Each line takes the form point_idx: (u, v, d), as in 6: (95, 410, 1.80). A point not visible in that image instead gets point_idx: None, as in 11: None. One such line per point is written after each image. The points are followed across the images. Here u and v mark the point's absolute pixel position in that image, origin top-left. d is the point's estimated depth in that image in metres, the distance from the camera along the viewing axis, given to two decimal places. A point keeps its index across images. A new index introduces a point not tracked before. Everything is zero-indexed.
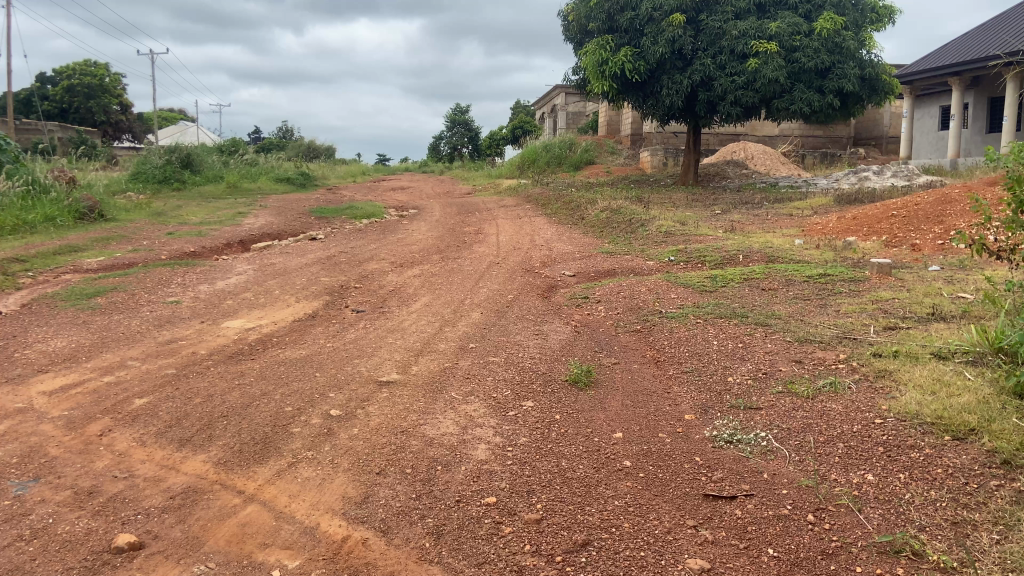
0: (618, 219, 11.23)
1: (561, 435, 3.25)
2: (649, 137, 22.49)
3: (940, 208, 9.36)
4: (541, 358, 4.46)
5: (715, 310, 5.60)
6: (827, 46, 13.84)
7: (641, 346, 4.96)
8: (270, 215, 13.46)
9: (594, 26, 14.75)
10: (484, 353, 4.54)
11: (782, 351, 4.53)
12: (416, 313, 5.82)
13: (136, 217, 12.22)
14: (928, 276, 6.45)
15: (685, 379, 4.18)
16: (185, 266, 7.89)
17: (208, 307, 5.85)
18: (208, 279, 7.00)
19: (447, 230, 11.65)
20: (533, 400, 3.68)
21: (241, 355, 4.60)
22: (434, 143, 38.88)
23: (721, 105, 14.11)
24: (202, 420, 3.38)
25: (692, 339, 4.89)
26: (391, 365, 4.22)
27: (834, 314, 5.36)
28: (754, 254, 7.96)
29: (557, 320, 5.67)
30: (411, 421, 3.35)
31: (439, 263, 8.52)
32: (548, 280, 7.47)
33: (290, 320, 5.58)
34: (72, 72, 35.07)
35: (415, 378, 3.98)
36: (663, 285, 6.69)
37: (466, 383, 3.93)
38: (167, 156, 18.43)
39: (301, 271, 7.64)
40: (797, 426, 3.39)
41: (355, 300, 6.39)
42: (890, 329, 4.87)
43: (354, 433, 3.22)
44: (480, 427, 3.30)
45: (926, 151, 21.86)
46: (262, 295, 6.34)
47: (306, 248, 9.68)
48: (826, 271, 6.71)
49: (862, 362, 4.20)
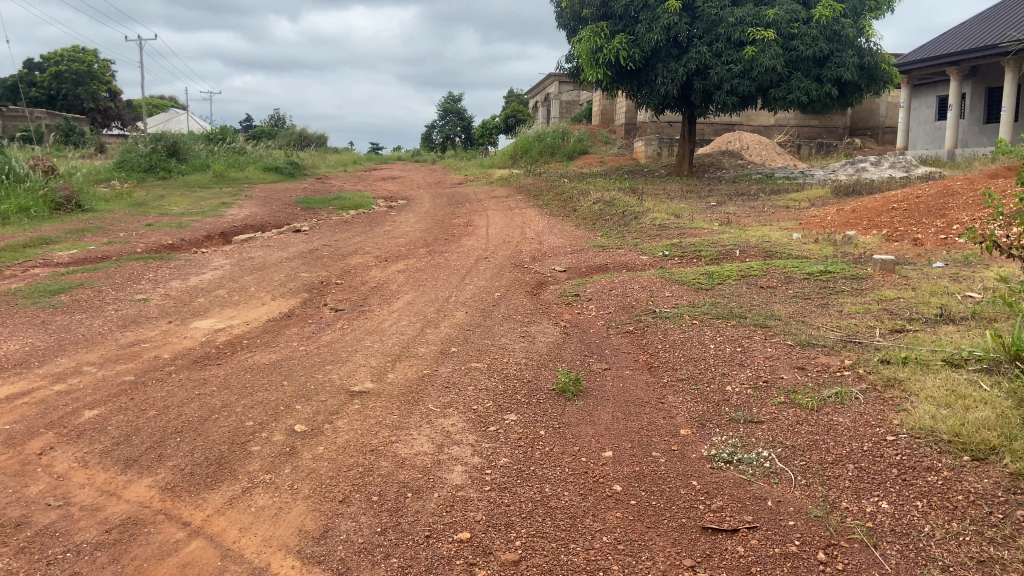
0: (611, 211, 10.95)
1: (545, 454, 2.98)
2: (643, 126, 22.17)
3: (942, 201, 9.11)
4: (527, 364, 4.18)
5: (711, 310, 5.33)
6: (825, 34, 13.55)
7: (633, 349, 4.69)
8: (256, 205, 13.12)
9: (588, 12, 14.40)
10: (467, 358, 4.26)
11: (783, 356, 4.26)
12: (396, 313, 5.53)
13: (117, 207, 11.88)
14: (933, 273, 6.21)
15: (681, 388, 3.90)
16: (159, 260, 7.56)
17: (178, 306, 5.54)
18: (181, 275, 6.68)
19: (436, 222, 11.35)
20: (516, 413, 3.41)
21: (208, 359, 4.30)
22: (426, 132, 38.42)
23: (717, 94, 13.81)
24: (154, 436, 3.09)
25: (689, 343, 4.61)
26: (365, 373, 3.92)
27: (836, 315, 5.09)
28: (750, 249, 7.68)
29: (545, 321, 5.39)
30: (382, 439, 3.06)
31: (425, 258, 8.22)
32: (538, 276, 7.19)
33: (263, 319, 5.28)
34: (60, 58, 34.54)
35: (390, 388, 3.70)
36: (656, 282, 6.41)
37: (445, 392, 3.65)
38: (153, 144, 18.04)
39: (280, 266, 7.32)
40: (801, 443, 3.13)
41: (334, 298, 6.09)
42: (897, 332, 4.61)
43: (318, 452, 2.94)
44: (457, 445, 3.02)
45: (923, 142, 21.63)
46: (236, 292, 6.02)
47: (288, 241, 9.37)
48: (827, 268, 6.46)
49: (869, 370, 3.94)
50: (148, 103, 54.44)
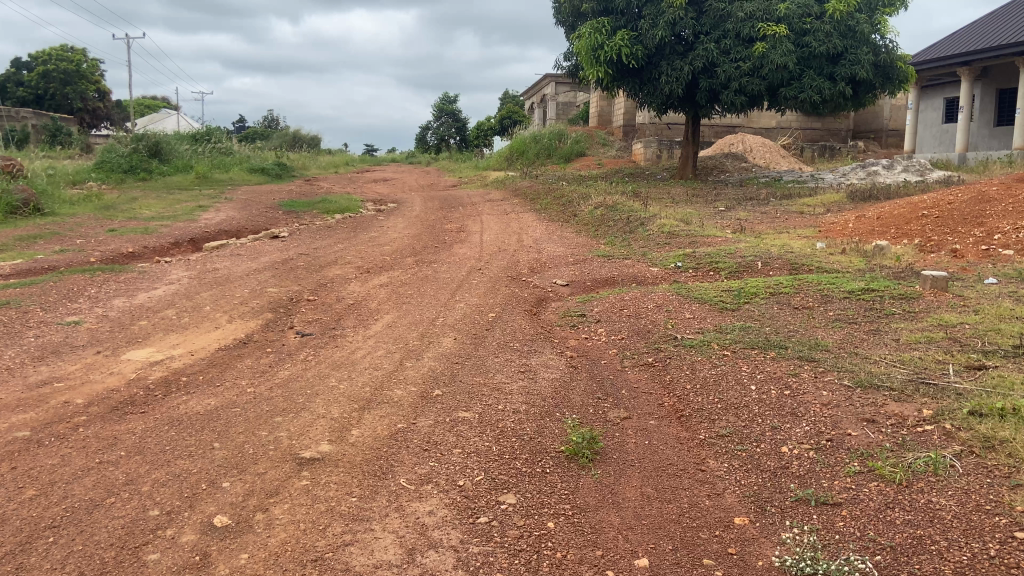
0: (614, 217, 10.13)
1: (557, 567, 2.17)
2: (641, 129, 21.40)
3: (978, 207, 8.31)
4: (527, 415, 3.34)
5: (742, 338, 4.49)
6: (839, 29, 12.74)
7: (655, 389, 3.88)
8: (234, 209, 12.24)
9: (588, 7, 13.61)
10: (454, 406, 3.41)
11: (842, 403, 3.42)
12: (372, 339, 4.70)
13: (81, 211, 11.01)
14: (990, 292, 5.39)
15: (724, 449, 3.09)
16: (110, 273, 6.71)
17: (113, 331, 4.69)
18: (128, 291, 5.82)
19: (426, 228, 10.52)
20: (515, 492, 2.59)
21: (129, 407, 3.47)
22: (420, 133, 37.52)
23: (724, 93, 12.99)
24: (19, 535, 2.29)
25: (724, 383, 3.77)
26: (321, 430, 3.06)
27: (894, 346, 4.25)
28: (774, 260, 6.86)
29: (548, 350, 4.55)
30: (330, 540, 2.23)
31: (412, 269, 7.39)
32: (537, 291, 6.38)
33: (212, 348, 4.43)
34: (48, 57, 33.53)
35: (351, 451, 2.86)
36: (673, 300, 5.59)
37: (422, 459, 2.81)
38: (133, 144, 17.17)
39: (246, 279, 6.47)
40: (902, 543, 2.32)
41: (303, 319, 5.27)
42: (976, 369, 3.77)
43: (239, 564, 2.12)
44: (434, 550, 2.21)
45: (931, 146, 20.86)
46: (188, 312, 5.18)
47: (262, 248, 8.55)
48: (867, 284, 5.63)
49: (960, 426, 3.09)
50: (137, 104, 53.37)
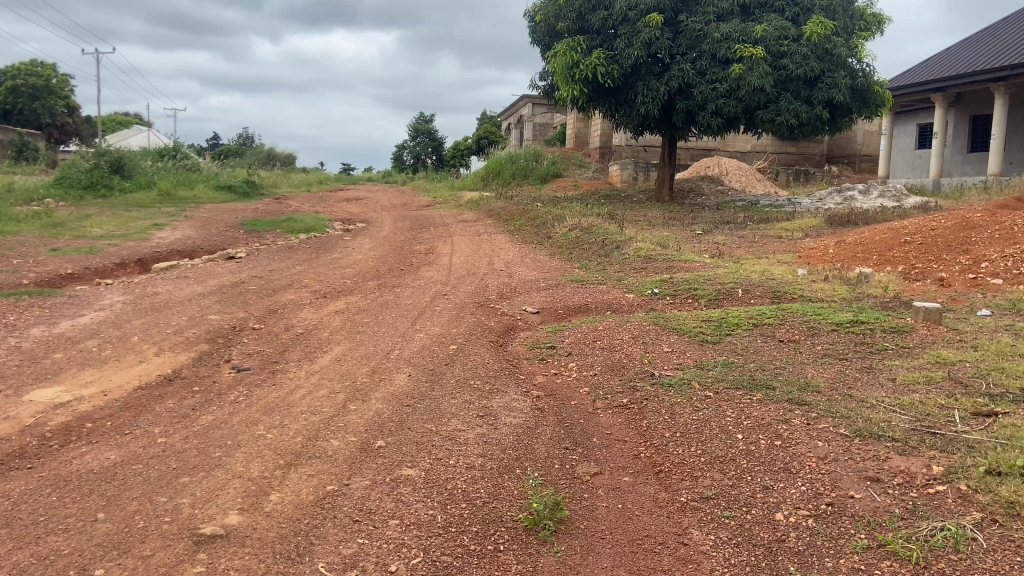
0: (589, 240, 9.75)
1: None
2: (617, 150, 21.16)
3: (962, 234, 8.04)
4: (481, 472, 2.87)
5: (725, 376, 4.06)
6: (817, 52, 12.49)
7: (630, 437, 3.43)
8: (192, 228, 11.66)
9: (563, 26, 13.36)
10: (396, 463, 2.92)
11: (841, 457, 2.99)
12: (316, 376, 4.20)
13: (27, 229, 10.35)
14: (986, 325, 5.05)
15: (709, 515, 2.65)
16: (40, 297, 6.12)
17: (20, 367, 4.14)
18: (51, 318, 5.26)
19: (393, 250, 10.04)
20: None
21: (14, 461, 2.94)
22: (396, 152, 37.16)
23: (700, 115, 12.76)
24: None
25: (705, 431, 3.34)
26: (232, 495, 2.57)
27: (892, 388, 3.85)
28: (755, 288, 6.49)
29: (512, 390, 4.08)
30: None
31: (373, 294, 6.91)
32: (505, 319, 5.94)
33: (131, 387, 3.90)
34: (16, 72, 32.44)
35: (265, 524, 2.38)
36: (650, 331, 5.16)
37: (351, 534, 2.34)
38: (94, 160, 16.49)
39: (186, 304, 5.94)
40: None
41: (243, 351, 4.74)
42: (984, 417, 3.37)
43: None
44: None
45: (904, 171, 20.88)
46: (113, 343, 4.65)
47: (214, 270, 8.01)
48: (856, 316, 5.26)
49: (977, 487, 2.66)
50: (109, 121, 52.50)
